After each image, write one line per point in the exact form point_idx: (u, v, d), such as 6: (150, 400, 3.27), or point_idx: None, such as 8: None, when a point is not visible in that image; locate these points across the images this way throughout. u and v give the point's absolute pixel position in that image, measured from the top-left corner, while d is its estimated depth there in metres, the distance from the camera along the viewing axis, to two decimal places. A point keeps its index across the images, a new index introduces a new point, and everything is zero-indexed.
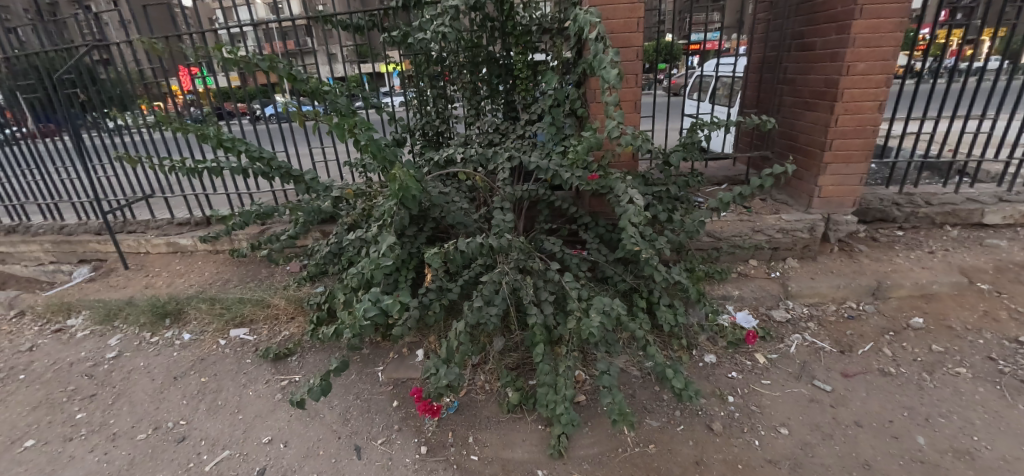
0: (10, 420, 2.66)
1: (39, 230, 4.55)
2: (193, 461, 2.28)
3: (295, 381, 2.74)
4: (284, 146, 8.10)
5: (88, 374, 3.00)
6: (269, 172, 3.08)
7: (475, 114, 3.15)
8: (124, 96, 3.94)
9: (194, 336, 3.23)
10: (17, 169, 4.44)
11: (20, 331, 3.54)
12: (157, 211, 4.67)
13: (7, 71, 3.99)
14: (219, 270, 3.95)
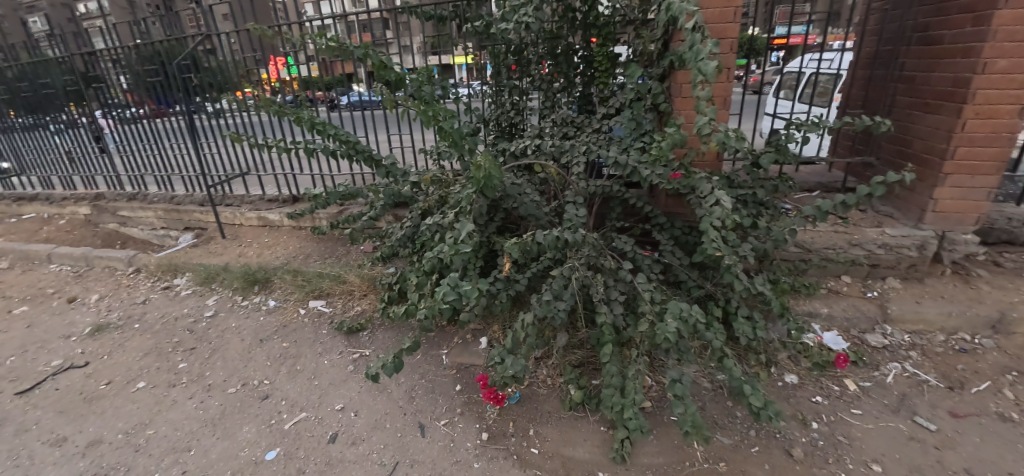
0: (128, 362, 3.05)
1: (155, 199, 5.11)
2: (275, 419, 2.50)
3: (366, 355, 2.91)
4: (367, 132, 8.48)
5: (189, 328, 3.36)
6: (353, 155, 3.25)
7: (550, 106, 3.10)
8: (229, 81, 4.30)
9: (279, 303, 3.52)
10: (140, 144, 5.01)
11: (136, 286, 4.02)
12: (251, 187, 5.08)
13: (135, 57, 4.48)
14: (302, 244, 4.25)
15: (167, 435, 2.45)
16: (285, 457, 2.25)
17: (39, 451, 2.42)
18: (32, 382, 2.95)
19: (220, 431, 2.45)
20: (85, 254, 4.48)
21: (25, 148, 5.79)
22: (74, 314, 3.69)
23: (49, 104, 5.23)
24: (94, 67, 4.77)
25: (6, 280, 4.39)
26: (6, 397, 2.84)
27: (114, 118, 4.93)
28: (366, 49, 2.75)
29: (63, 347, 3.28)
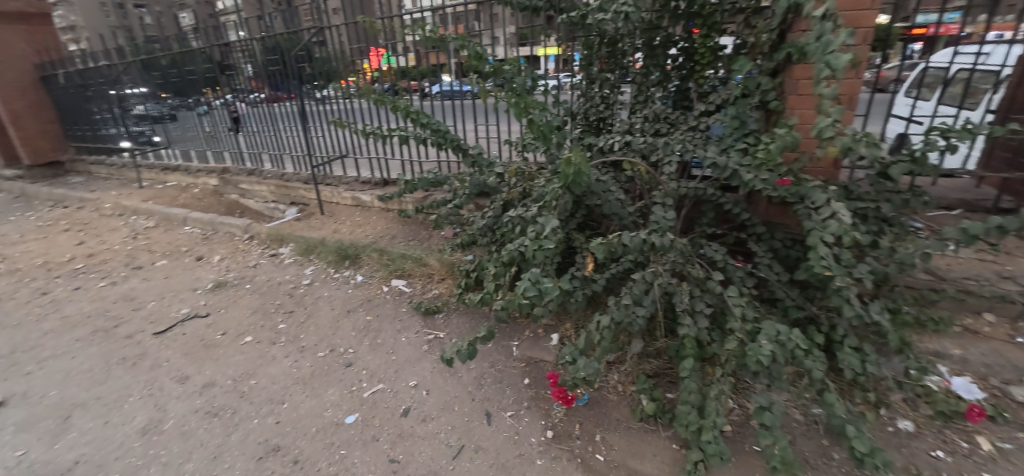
0: (238, 318, 3.42)
1: (268, 175, 5.66)
2: (356, 386, 2.67)
3: (439, 337, 3.00)
4: None
5: (289, 293, 3.69)
6: (443, 143, 3.34)
7: (644, 101, 2.94)
8: (335, 71, 4.61)
9: (366, 279, 3.74)
10: (260, 126, 5.56)
11: (249, 251, 4.49)
12: (350, 169, 5.44)
13: (260, 47, 4.95)
14: (390, 225, 4.47)
15: (266, 387, 2.72)
16: (362, 424, 2.40)
17: (167, 386, 2.80)
18: (165, 326, 3.42)
19: (309, 390, 2.66)
20: (211, 220, 5.08)
21: (173, 126, 6.69)
22: (199, 270, 4.21)
23: (192, 88, 5.98)
24: (228, 56, 5.35)
25: (151, 237, 5.11)
26: (145, 336, 3.32)
27: (241, 103, 5.53)
28: (463, 40, 2.80)
29: (189, 298, 3.76)
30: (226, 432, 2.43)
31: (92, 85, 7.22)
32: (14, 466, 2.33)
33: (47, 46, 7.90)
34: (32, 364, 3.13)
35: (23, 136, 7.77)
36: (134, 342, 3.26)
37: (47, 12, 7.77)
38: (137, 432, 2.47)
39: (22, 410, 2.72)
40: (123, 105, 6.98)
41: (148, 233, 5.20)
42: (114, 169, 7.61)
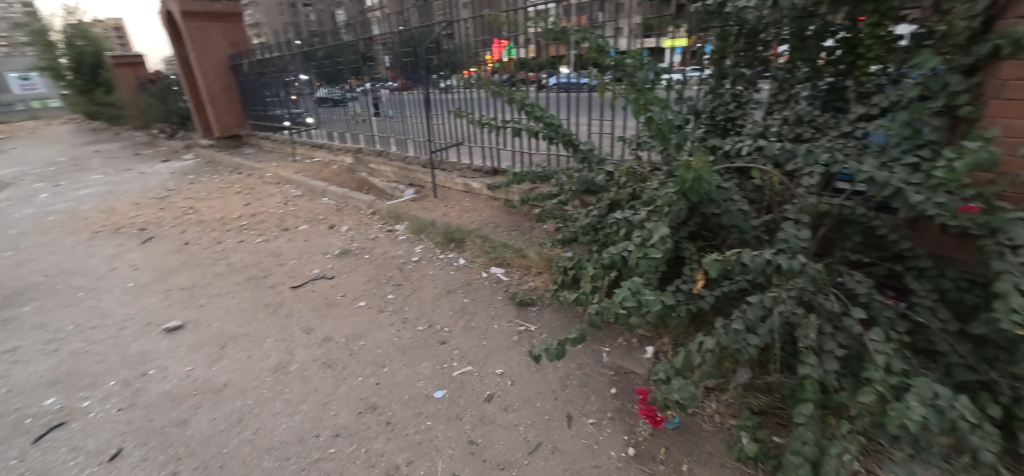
0: (355, 284, 3.73)
1: (393, 157, 6.09)
2: (447, 363, 2.75)
3: (529, 329, 2.96)
4: None
5: (399, 267, 3.93)
6: (554, 137, 3.27)
7: (785, 101, 2.57)
8: (459, 63, 4.78)
9: (467, 263, 3.84)
10: (390, 112, 5.99)
11: (370, 225, 4.88)
12: (464, 156, 5.63)
13: (397, 40, 5.32)
14: (495, 214, 4.54)
15: (371, 349, 2.92)
16: (449, 401, 2.46)
17: (296, 333, 3.15)
18: (300, 282, 3.86)
19: (406, 359, 2.81)
20: (343, 194, 5.62)
21: (321, 109, 7.52)
22: (329, 237, 4.69)
23: (339, 76, 6.65)
24: (370, 48, 5.85)
25: (297, 204, 5.80)
26: (284, 288, 3.78)
27: (377, 91, 6.02)
28: (585, 32, 2.69)
29: (319, 261, 4.20)
30: (335, 383, 2.66)
31: (264, 72, 8.37)
32: (186, 378, 2.80)
33: (237, 40, 9.28)
34: (208, 296, 3.75)
35: (217, 114, 9.42)
36: (276, 291, 3.73)
37: (240, 12, 9.09)
38: (269, 369, 2.82)
39: (193, 333, 3.27)
40: (286, 90, 8.01)
41: (295, 201, 5.92)
42: (274, 144, 8.79)
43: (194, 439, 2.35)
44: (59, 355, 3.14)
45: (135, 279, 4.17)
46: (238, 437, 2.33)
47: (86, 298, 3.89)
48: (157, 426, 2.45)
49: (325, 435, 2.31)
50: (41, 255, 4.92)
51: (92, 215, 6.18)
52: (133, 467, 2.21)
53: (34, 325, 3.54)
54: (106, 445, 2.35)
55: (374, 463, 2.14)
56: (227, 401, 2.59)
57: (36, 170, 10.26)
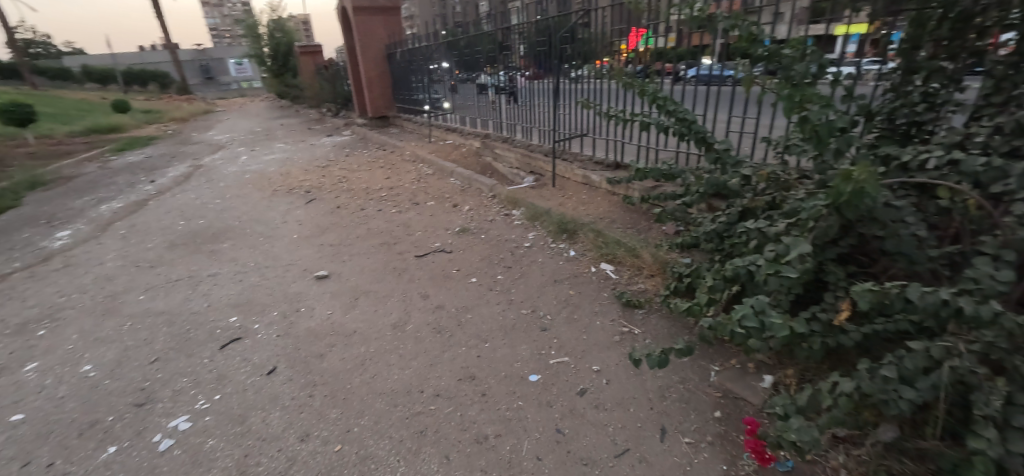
0: (470, 261, 3.89)
1: (517, 144, 6.19)
2: (546, 350, 2.74)
3: (633, 332, 2.80)
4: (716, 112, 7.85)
5: (512, 250, 4.00)
6: (686, 134, 2.98)
7: (1002, 105, 2.03)
8: (591, 54, 4.66)
9: (578, 255, 3.76)
10: (519, 100, 6.08)
11: (490, 207, 5.04)
12: (587, 148, 5.50)
13: (532, 29, 5.37)
14: (612, 209, 4.36)
15: (478, 324, 3.03)
16: (543, 386, 2.46)
17: (415, 298, 3.39)
18: (424, 252, 4.14)
19: (507, 338, 2.86)
20: (469, 175, 5.88)
21: (457, 94, 7.92)
22: (453, 215, 4.95)
23: (477, 64, 6.92)
24: (507, 37, 5.98)
25: (428, 181, 6.22)
26: (410, 256, 4.09)
27: (509, 78, 6.14)
28: (738, 17, 2.39)
29: (441, 235, 4.46)
30: (443, 348, 2.81)
31: (413, 59, 9.04)
32: (328, 320, 3.19)
33: (394, 31, 10.12)
34: (350, 254, 4.23)
35: (372, 97, 10.49)
36: (403, 258, 4.06)
37: (399, 5, 9.90)
38: (390, 325, 3.08)
39: (335, 284, 3.70)
40: (429, 76, 8.57)
41: (427, 179, 6.35)
42: (415, 126, 9.51)
43: (327, 371, 2.67)
44: (241, 284, 3.79)
45: (296, 232, 4.86)
46: (358, 379, 2.60)
47: (265, 242, 4.64)
48: (302, 355, 2.83)
49: (428, 394, 2.46)
50: (234, 204, 5.98)
51: (272, 176, 7.34)
52: (284, 384, 2.59)
53: (226, 258, 4.33)
54: (266, 362, 2.78)
55: (466, 429, 2.23)
56: (357, 345, 2.89)
57: (237, 137, 12.48)
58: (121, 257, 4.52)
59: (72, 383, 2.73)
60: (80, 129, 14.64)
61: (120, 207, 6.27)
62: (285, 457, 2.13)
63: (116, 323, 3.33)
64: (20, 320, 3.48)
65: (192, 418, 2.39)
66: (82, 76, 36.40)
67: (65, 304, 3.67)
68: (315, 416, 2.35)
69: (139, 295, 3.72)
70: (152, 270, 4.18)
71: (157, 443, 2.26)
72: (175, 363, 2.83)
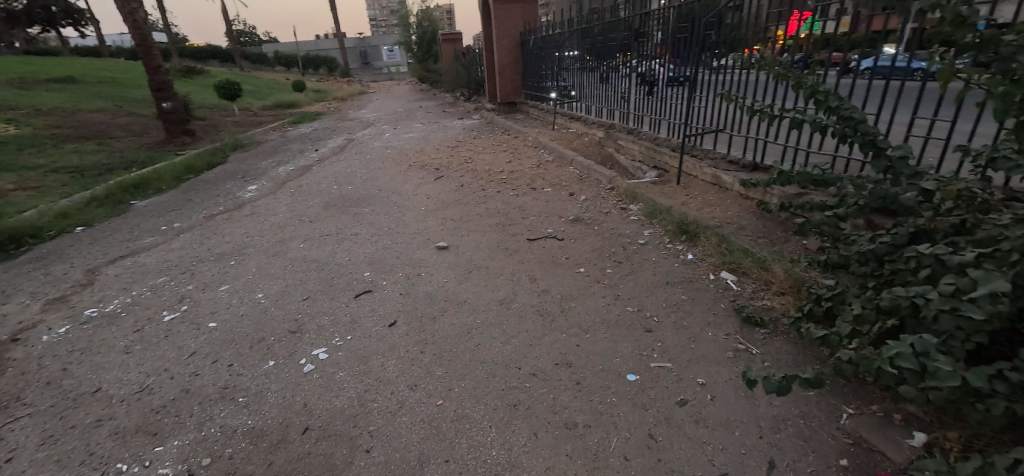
0: (580, 251, 3.82)
1: (643, 136, 5.86)
2: (648, 351, 2.59)
3: (750, 352, 2.51)
4: (894, 112, 6.59)
5: (624, 246, 3.83)
6: (850, 136, 2.47)
7: None
8: (740, 41, 4.23)
9: (696, 260, 3.46)
10: (650, 90, 5.74)
11: (606, 200, 4.88)
12: (722, 146, 4.99)
13: (675, 15, 5.03)
14: (742, 214, 3.92)
15: (581, 313, 2.98)
16: (640, 387, 2.35)
17: (523, 279, 3.44)
18: (536, 236, 4.18)
19: (609, 333, 2.77)
20: (588, 165, 5.75)
21: (585, 83, 7.76)
22: (568, 203, 4.91)
23: (609, 52, 6.69)
24: (646, 24, 5.67)
25: (547, 168, 6.22)
26: (523, 239, 4.15)
27: (642, 67, 5.84)
28: None
29: (555, 222, 4.45)
30: (543, 332, 2.82)
31: (545, 47, 9.06)
32: (442, 287, 3.39)
33: (529, 18, 10.21)
34: (468, 230, 4.43)
35: (502, 83, 10.76)
36: (515, 239, 4.14)
37: None
38: (497, 300, 3.18)
39: (451, 255, 3.91)
40: (559, 64, 8.51)
41: (546, 165, 6.37)
42: (539, 113, 9.56)
43: (438, 333, 2.85)
44: (375, 245, 4.20)
45: (423, 204, 5.22)
46: (463, 346, 2.72)
47: (398, 211, 5.07)
48: (418, 314, 3.05)
49: (525, 372, 2.49)
50: (375, 175, 6.63)
51: (409, 152, 7.98)
52: (401, 337, 2.82)
53: (365, 221, 4.82)
54: (390, 315, 3.05)
55: (557, 413, 2.22)
56: (466, 314, 3.04)
57: (383, 116, 13.78)
58: (289, 210, 5.29)
59: (249, 305, 3.27)
60: (266, 103, 17.40)
61: (291, 169, 7.34)
62: (395, 401, 2.33)
63: (282, 263, 3.91)
64: (219, 250, 4.26)
65: (329, 351, 2.72)
66: (271, 58, 43.08)
67: (248, 242, 4.40)
68: (423, 371, 2.53)
69: (298, 243, 4.31)
70: (308, 224, 4.82)
71: (303, 365, 2.61)
72: (320, 303, 3.24)
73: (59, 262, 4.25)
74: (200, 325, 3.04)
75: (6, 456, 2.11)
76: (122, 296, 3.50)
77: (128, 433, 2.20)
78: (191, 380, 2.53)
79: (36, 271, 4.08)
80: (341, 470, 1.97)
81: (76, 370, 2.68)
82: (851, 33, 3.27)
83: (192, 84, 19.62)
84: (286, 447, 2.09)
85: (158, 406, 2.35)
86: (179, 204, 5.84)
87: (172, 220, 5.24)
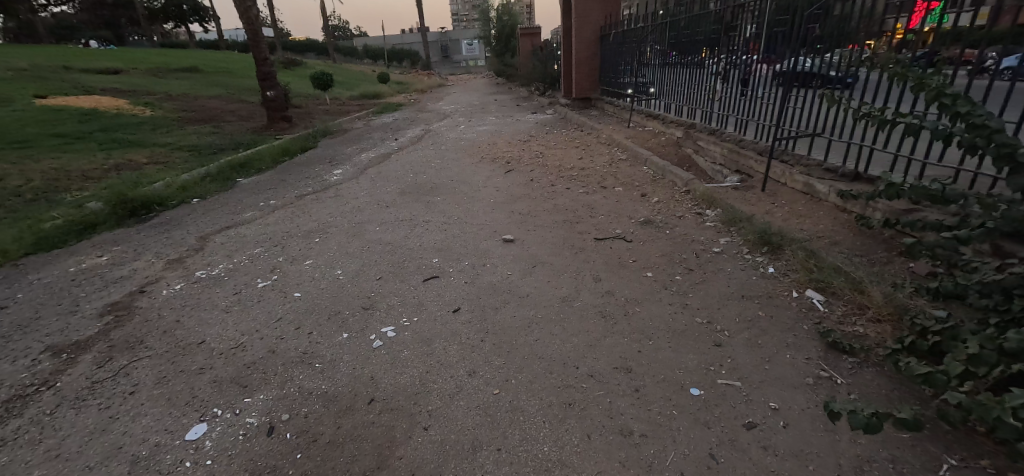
0: (649, 254, 3.67)
1: (726, 137, 5.47)
2: (715, 366, 2.43)
3: (834, 382, 2.26)
4: None
5: (697, 253, 3.62)
6: (981, 147, 2.14)
7: None
8: (848, 35, 3.81)
9: (777, 274, 3.18)
10: (738, 88, 5.35)
11: (680, 203, 4.63)
12: (817, 152, 4.53)
13: (773, 7, 4.65)
14: (836, 227, 3.55)
15: (645, 319, 2.85)
16: (704, 403, 2.20)
17: (587, 278, 3.36)
18: (603, 236, 4.06)
19: (674, 342, 2.63)
20: (664, 166, 5.50)
21: (666, 79, 7.42)
22: (639, 204, 4.73)
23: (695, 47, 6.34)
24: (738, 17, 5.30)
25: (619, 167, 6.03)
26: (590, 237, 4.05)
27: (730, 64, 5.46)
28: None
29: (624, 223, 4.30)
30: (605, 333, 2.73)
31: (626, 42, 8.77)
32: (506, 279, 3.40)
33: (611, 12, 9.92)
34: (535, 224, 4.41)
35: (578, 79, 10.58)
36: (582, 237, 4.05)
37: None
38: (560, 297, 3.13)
39: (517, 249, 3.90)
40: (640, 59, 8.19)
41: (619, 164, 6.17)
42: (615, 110, 9.28)
43: (499, 324, 2.86)
44: (445, 233, 4.30)
45: (493, 196, 5.27)
46: (523, 339, 2.70)
47: (469, 201, 5.15)
48: (482, 303, 3.08)
49: (582, 372, 2.43)
50: (449, 165, 6.80)
51: (483, 145, 8.09)
52: (464, 324, 2.86)
53: (436, 209, 4.95)
54: (454, 301, 3.11)
55: (614, 418, 2.14)
56: (528, 308, 3.02)
57: (459, 109, 14.10)
58: (368, 195, 5.57)
59: (328, 279, 3.48)
60: (354, 93, 18.46)
61: (373, 156, 7.72)
62: (454, 384, 2.36)
63: (359, 244, 4.11)
64: (306, 228, 4.57)
65: (397, 330, 2.82)
66: (362, 52, 45.64)
67: (331, 222, 4.68)
68: (482, 359, 2.55)
69: (374, 226, 4.53)
70: (384, 208, 5.04)
71: (372, 341, 2.72)
72: (391, 284, 3.37)
73: (176, 228, 4.78)
74: (287, 294, 3.27)
75: (129, 390, 2.39)
76: (225, 262, 3.86)
77: (224, 382, 2.41)
78: (276, 343, 2.72)
79: (157, 234, 4.60)
80: (400, 443, 2.03)
81: (187, 322, 2.97)
82: (989, 27, 2.82)
83: (292, 75, 21.29)
84: (352, 414, 2.19)
85: (250, 362, 2.56)
86: (275, 183, 6.35)
87: (268, 197, 5.71)
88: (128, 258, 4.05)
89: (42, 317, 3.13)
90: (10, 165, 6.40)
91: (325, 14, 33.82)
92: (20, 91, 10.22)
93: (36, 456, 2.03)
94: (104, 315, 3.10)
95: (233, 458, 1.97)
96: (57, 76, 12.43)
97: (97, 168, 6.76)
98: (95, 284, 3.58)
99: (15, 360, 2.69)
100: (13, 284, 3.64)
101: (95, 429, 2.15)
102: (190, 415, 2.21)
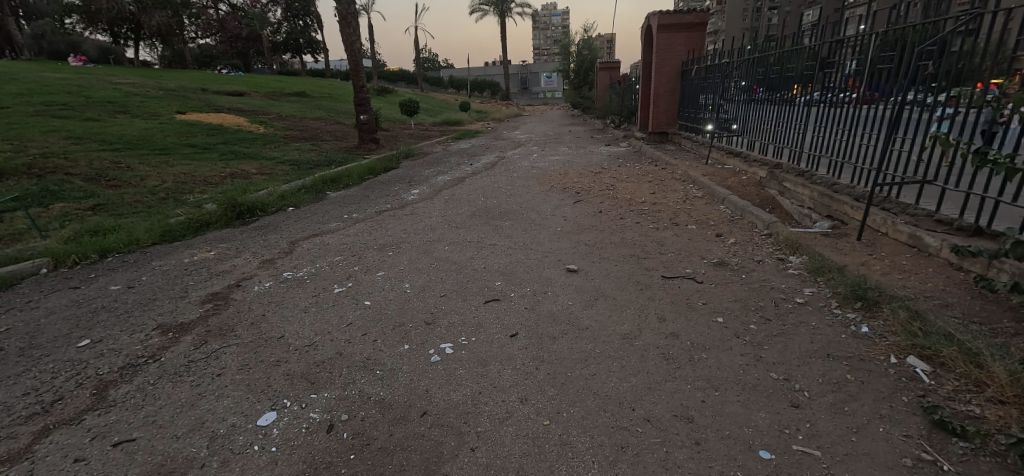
0: (720, 298, 3.45)
1: (819, 179, 5.07)
2: (790, 429, 2.19)
3: (939, 468, 1.95)
4: None
5: (777, 302, 3.33)
6: None
7: None
8: (968, 73, 3.45)
9: (872, 334, 2.84)
10: (834, 128, 4.99)
11: (760, 246, 4.33)
12: (927, 201, 4.07)
13: (877, 43, 4.33)
14: (948, 286, 3.14)
15: (712, 367, 2.66)
16: (773, 468, 2.00)
17: (650, 317, 3.22)
18: (671, 274, 3.89)
19: (744, 396, 2.43)
20: (744, 206, 5.20)
21: (752, 117, 7.09)
22: (713, 244, 4.49)
23: (784, 84, 6.02)
24: (836, 53, 4.99)
25: (695, 204, 5.79)
26: (657, 275, 3.90)
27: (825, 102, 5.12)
28: None
29: (695, 263, 4.09)
30: (667, 377, 2.59)
31: (709, 77, 8.53)
32: (565, 309, 3.36)
33: (694, 47, 9.76)
34: (601, 256, 4.34)
35: (656, 112, 10.41)
36: (650, 274, 3.91)
37: (705, 21, 9.43)
38: (620, 334, 3.02)
39: (580, 279, 3.86)
40: (722, 95, 7.93)
41: (694, 201, 5.92)
42: (694, 144, 8.97)
43: (556, 353, 2.81)
44: (509, 257, 4.35)
45: (560, 225, 5.28)
46: (578, 372, 2.64)
47: (536, 229, 5.19)
48: (540, 331, 3.05)
49: (638, 414, 2.31)
50: (520, 192, 6.93)
51: (555, 174, 8.15)
52: (520, 349, 2.85)
53: (503, 234, 5.04)
54: (511, 326, 3.12)
55: (668, 469, 2.00)
56: (585, 340, 2.95)
57: (535, 138, 14.41)
58: (440, 215, 5.82)
59: (396, 291, 3.65)
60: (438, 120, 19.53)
61: (448, 179, 8.06)
62: (505, 409, 2.35)
63: (427, 261, 4.27)
64: (381, 241, 4.84)
65: (454, 347, 2.88)
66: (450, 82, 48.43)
67: (404, 238, 4.92)
68: (536, 387, 2.51)
69: (443, 245, 4.69)
70: (453, 229, 5.23)
71: (430, 355, 2.79)
72: (453, 302, 3.46)
73: (271, 232, 5.27)
74: (358, 301, 3.47)
75: (218, 371, 2.63)
76: (309, 267, 4.17)
77: (295, 376, 2.57)
78: (344, 345, 2.88)
79: (256, 236, 5.11)
80: (446, 459, 2.04)
81: (270, 317, 3.23)
82: None
83: (382, 102, 22.92)
84: (404, 424, 2.24)
85: (320, 361, 2.72)
86: (359, 198, 6.83)
87: (351, 211, 6.14)
88: (230, 255, 4.51)
89: (157, 299, 3.56)
90: (150, 168, 7.46)
91: (419, 47, 36.51)
92: (165, 107, 11.97)
93: (137, 419, 2.28)
94: (205, 303, 3.46)
95: (294, 448, 2.09)
96: (196, 96, 14.45)
97: (216, 175, 7.70)
98: (201, 275, 4.02)
99: (132, 333, 3.07)
100: (140, 268, 4.20)
101: (186, 402, 2.39)
102: (263, 402, 2.38)
